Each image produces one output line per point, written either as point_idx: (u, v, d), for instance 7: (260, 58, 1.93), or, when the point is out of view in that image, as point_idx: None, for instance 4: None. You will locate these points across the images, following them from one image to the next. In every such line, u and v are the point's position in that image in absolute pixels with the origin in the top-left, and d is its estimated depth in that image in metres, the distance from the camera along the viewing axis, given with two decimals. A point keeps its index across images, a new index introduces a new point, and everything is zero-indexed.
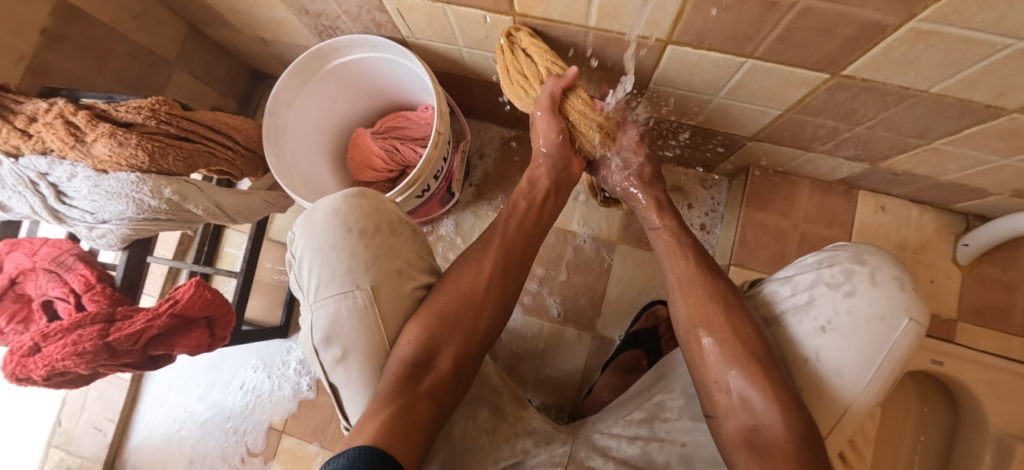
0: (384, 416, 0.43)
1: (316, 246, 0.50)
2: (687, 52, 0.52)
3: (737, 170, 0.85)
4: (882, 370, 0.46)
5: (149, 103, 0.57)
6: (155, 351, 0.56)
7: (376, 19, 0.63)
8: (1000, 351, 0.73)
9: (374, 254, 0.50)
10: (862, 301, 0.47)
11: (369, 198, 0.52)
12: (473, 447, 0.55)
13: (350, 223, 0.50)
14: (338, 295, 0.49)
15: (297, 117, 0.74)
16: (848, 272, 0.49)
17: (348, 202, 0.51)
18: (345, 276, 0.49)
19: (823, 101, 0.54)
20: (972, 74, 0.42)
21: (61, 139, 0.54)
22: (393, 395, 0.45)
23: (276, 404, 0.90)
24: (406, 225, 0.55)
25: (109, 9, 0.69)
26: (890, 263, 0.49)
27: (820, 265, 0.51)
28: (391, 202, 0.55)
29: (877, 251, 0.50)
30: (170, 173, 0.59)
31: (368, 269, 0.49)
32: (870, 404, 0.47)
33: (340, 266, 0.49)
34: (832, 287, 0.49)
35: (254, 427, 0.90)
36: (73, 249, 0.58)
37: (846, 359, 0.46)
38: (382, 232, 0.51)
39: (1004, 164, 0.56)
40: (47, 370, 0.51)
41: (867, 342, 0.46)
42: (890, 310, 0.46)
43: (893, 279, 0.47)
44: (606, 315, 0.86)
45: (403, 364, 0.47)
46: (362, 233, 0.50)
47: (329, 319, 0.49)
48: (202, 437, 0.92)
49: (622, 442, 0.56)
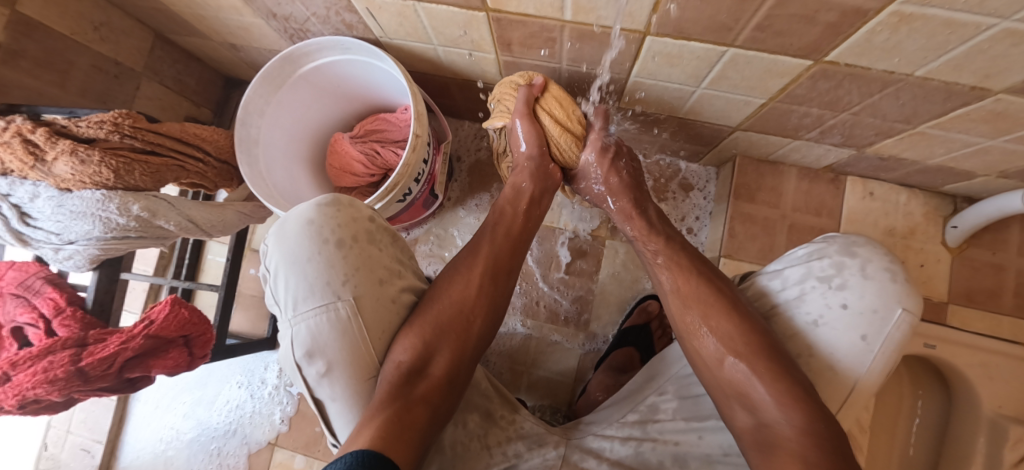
0: (379, 421, 0.42)
1: (291, 259, 0.48)
2: (667, 43, 0.50)
3: (723, 161, 0.84)
4: (876, 364, 0.46)
5: (111, 116, 0.55)
6: (132, 373, 0.54)
7: (346, 21, 0.61)
8: (992, 332, 0.73)
9: (354, 265, 0.48)
10: (854, 295, 0.46)
11: (347, 205, 0.50)
12: (462, 457, 0.54)
13: (327, 235, 0.48)
14: (318, 308, 0.46)
15: (270, 125, 0.71)
16: (838, 265, 0.48)
17: (323, 210, 0.49)
18: (324, 289, 0.47)
19: (807, 90, 0.53)
20: (956, 56, 0.41)
21: (21, 159, 0.52)
22: (388, 400, 0.44)
23: (259, 426, 0.89)
24: (384, 232, 0.53)
25: (68, 20, 0.66)
26: (881, 254, 0.48)
27: (809, 257, 0.50)
28: (368, 208, 0.53)
29: (868, 243, 0.49)
30: (138, 189, 0.57)
31: (349, 279, 0.47)
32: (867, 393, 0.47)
33: (317, 279, 0.47)
34: (823, 281, 0.48)
35: (240, 447, 0.89)
36: (41, 272, 0.56)
37: (837, 354, 0.46)
38: (360, 242, 0.49)
39: (990, 145, 0.55)
40: (18, 399, 0.49)
41: (859, 335, 0.46)
42: (883, 303, 0.45)
43: (884, 270, 0.47)
44: (596, 313, 0.85)
45: (399, 370, 0.47)
46: (339, 245, 0.48)
47: (310, 334, 0.46)
48: (189, 460, 0.91)
49: (615, 443, 0.55)
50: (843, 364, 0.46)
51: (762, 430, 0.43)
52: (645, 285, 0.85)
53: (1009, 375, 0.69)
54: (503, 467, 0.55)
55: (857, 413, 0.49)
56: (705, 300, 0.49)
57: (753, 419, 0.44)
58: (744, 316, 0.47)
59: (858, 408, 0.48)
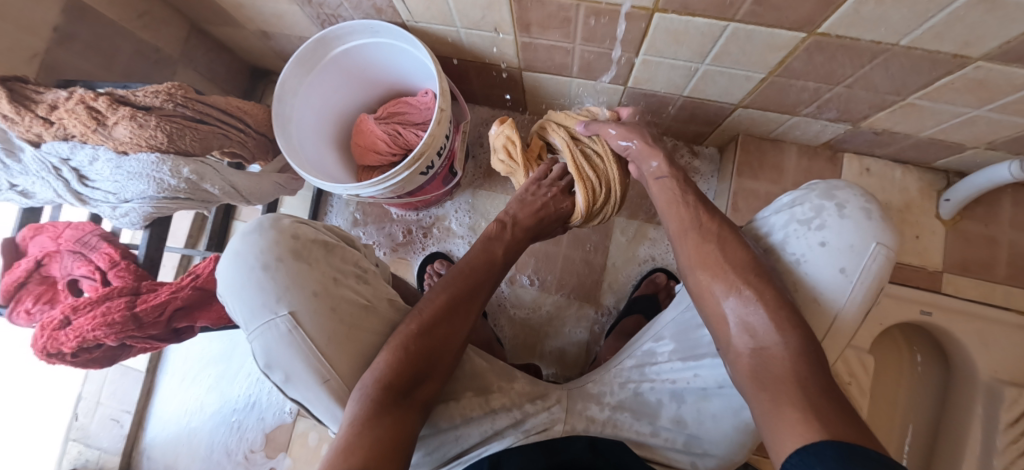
0: (365, 444, 0.40)
1: (227, 285, 0.47)
2: (673, 19, 0.55)
3: (726, 141, 0.89)
4: (854, 294, 0.49)
5: (166, 87, 0.60)
6: (179, 323, 0.59)
7: (376, 5, 0.66)
8: (985, 298, 0.75)
9: (284, 281, 0.47)
10: (832, 234, 0.49)
11: (270, 227, 0.50)
12: (464, 421, 0.56)
13: (252, 258, 0.47)
14: (263, 325, 0.46)
15: (301, 104, 0.77)
16: (817, 208, 0.51)
17: (251, 236, 0.48)
18: (262, 309, 0.46)
19: (804, 63, 0.58)
20: (936, 24, 0.46)
21: (84, 124, 0.56)
22: (370, 420, 0.42)
23: (279, 399, 0.93)
24: (319, 244, 0.52)
25: (116, 7, 0.72)
26: (859, 196, 0.51)
27: (792, 204, 0.54)
28: (296, 223, 0.52)
29: (847, 186, 0.52)
30: (188, 154, 0.62)
31: (282, 296, 0.47)
32: (853, 323, 0.51)
33: (255, 300, 0.47)
34: (803, 224, 0.52)
35: (261, 422, 0.93)
36: (96, 230, 0.61)
37: (818, 287, 0.50)
38: (288, 258, 0.48)
39: (976, 115, 0.60)
40: (78, 342, 0.53)
41: (838, 269, 0.49)
42: (858, 239, 0.49)
43: (860, 210, 0.50)
44: (607, 287, 0.89)
45: (381, 387, 0.44)
46: (265, 266, 0.47)
47: (264, 349, 0.47)
48: (212, 432, 0.95)
49: (615, 387, 0.60)
50: (825, 296, 0.50)
51: (759, 354, 0.42)
52: (653, 260, 0.89)
53: (1002, 340, 0.72)
54: (509, 424, 0.58)
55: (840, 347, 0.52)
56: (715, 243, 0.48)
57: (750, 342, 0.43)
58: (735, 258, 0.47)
59: (840, 343, 0.52)
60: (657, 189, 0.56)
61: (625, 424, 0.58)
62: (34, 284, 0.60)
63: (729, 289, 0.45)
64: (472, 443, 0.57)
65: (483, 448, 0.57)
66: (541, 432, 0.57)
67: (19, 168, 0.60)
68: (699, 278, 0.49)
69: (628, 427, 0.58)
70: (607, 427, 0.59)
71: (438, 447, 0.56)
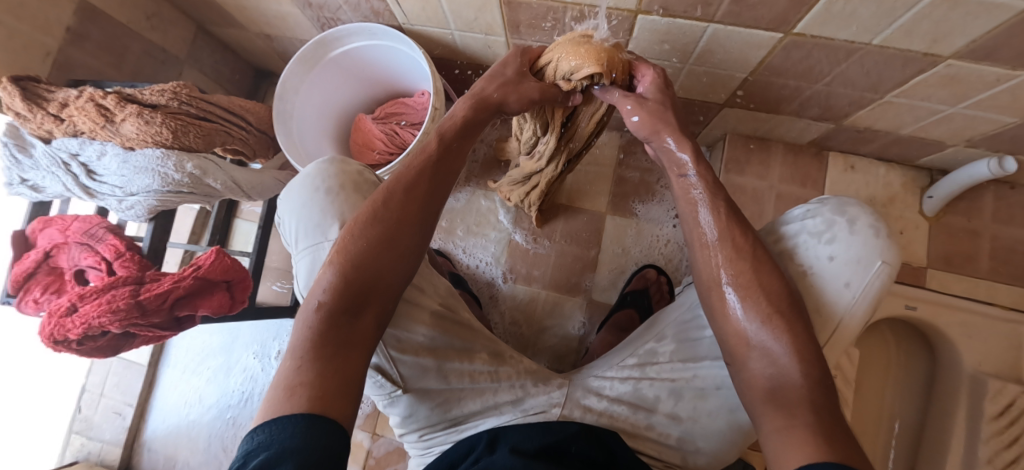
0: (308, 369, 0.38)
1: (290, 206, 0.52)
2: (657, 20, 0.57)
3: (715, 140, 0.91)
4: (856, 307, 0.51)
5: (172, 85, 0.63)
6: (182, 311, 0.61)
7: (375, 8, 0.69)
8: (971, 293, 0.77)
9: (340, 210, 0.50)
10: (841, 248, 0.51)
11: (340, 161, 0.54)
12: (471, 385, 0.59)
13: (318, 183, 0.51)
14: (314, 247, 0.49)
15: (303, 102, 0.80)
16: (829, 222, 0.53)
17: (318, 166, 0.53)
18: (316, 229, 0.50)
19: (782, 61, 0.60)
20: (905, 23, 0.48)
21: (93, 120, 0.59)
22: (314, 346, 0.40)
23: (267, 400, 0.95)
24: (372, 186, 0.54)
25: (126, 9, 0.75)
26: (869, 213, 0.53)
27: (805, 216, 0.55)
28: (359, 164, 0.55)
29: (856, 203, 0.54)
30: (191, 149, 0.65)
31: (338, 219, 0.50)
32: (855, 329, 0.53)
33: (313, 223, 0.50)
34: (815, 236, 0.53)
35: (252, 421, 0.95)
36: (103, 222, 0.63)
37: (824, 297, 0.52)
38: (347, 190, 0.52)
39: (953, 111, 0.62)
40: (84, 329, 0.55)
41: (844, 282, 0.51)
42: (866, 255, 0.51)
43: (870, 227, 0.52)
44: (598, 281, 0.91)
45: (320, 312, 0.41)
46: (328, 192, 0.51)
47: (310, 270, 0.50)
48: (209, 425, 0.97)
49: (615, 382, 0.62)
50: (829, 306, 0.52)
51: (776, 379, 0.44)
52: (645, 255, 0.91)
53: (987, 333, 0.73)
54: (510, 401, 0.60)
55: (841, 350, 0.55)
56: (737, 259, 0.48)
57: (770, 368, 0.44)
58: (767, 284, 0.47)
59: (842, 347, 0.55)
60: (681, 189, 0.54)
61: (621, 416, 0.60)
62: (42, 274, 0.62)
63: (754, 315, 0.46)
64: (472, 410, 0.60)
65: (480, 419, 0.60)
66: (539, 414, 0.59)
67: (30, 163, 0.63)
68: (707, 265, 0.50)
69: (624, 418, 0.60)
70: (603, 418, 0.60)
71: (442, 404, 0.58)
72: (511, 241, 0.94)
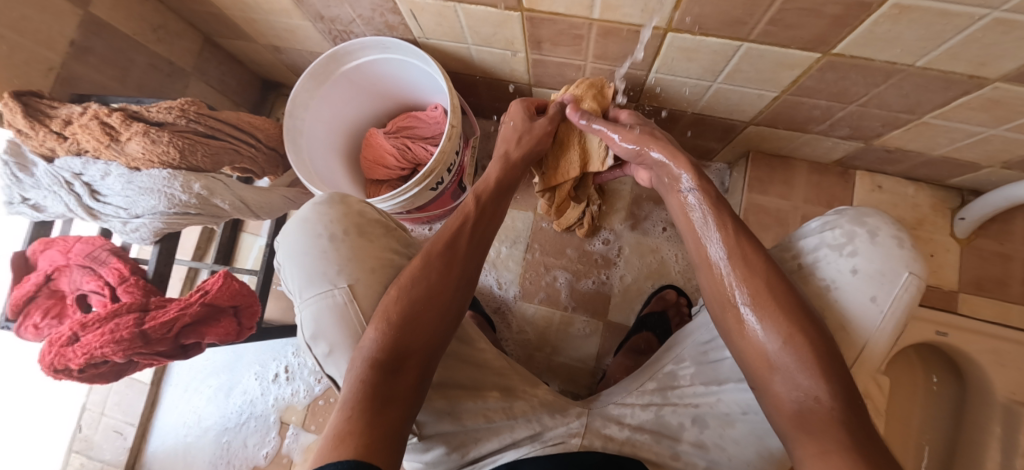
0: (359, 421, 0.37)
1: (291, 252, 0.50)
2: (686, 38, 0.55)
3: (737, 157, 0.88)
4: (885, 324, 0.46)
5: (179, 103, 0.61)
6: (187, 339, 0.58)
7: (389, 22, 0.67)
8: (1002, 319, 0.75)
9: (346, 256, 0.49)
10: (865, 260, 0.47)
11: (340, 202, 0.52)
12: (488, 424, 0.56)
13: (320, 229, 0.50)
14: (318, 295, 0.47)
15: (312, 118, 0.78)
16: (850, 234, 0.48)
17: (317, 209, 0.51)
18: (321, 278, 0.48)
19: (816, 81, 0.58)
20: (952, 46, 0.45)
21: (97, 139, 0.57)
22: (362, 401, 0.39)
23: (260, 429, 0.93)
24: (378, 225, 0.52)
25: (132, 21, 0.73)
26: (890, 222, 0.48)
27: (822, 228, 0.50)
28: (361, 203, 0.53)
29: (877, 212, 0.49)
30: (199, 169, 0.63)
31: (344, 268, 0.48)
32: (886, 345, 0.47)
33: (315, 269, 0.48)
34: (835, 249, 0.48)
35: (244, 450, 0.92)
36: (106, 244, 0.61)
37: (849, 315, 0.46)
38: (351, 234, 0.50)
39: (991, 134, 0.59)
40: (85, 358, 0.53)
41: (869, 297, 0.46)
42: (890, 267, 0.46)
43: (893, 239, 0.47)
44: (615, 302, 0.88)
45: (369, 367, 0.41)
46: (331, 238, 0.49)
47: (314, 319, 0.47)
48: (204, 449, 0.95)
49: (635, 409, 0.58)
50: (855, 324, 0.46)
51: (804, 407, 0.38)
52: (664, 276, 0.88)
53: None
54: (528, 435, 0.57)
55: (867, 377, 0.49)
56: (768, 287, 0.43)
57: (795, 403, 0.39)
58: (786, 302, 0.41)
59: (868, 373, 0.48)
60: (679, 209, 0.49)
61: (644, 445, 0.56)
62: (42, 298, 0.60)
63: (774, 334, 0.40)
64: (490, 449, 0.57)
65: (497, 455, 0.57)
66: (560, 445, 0.56)
67: (31, 182, 0.60)
68: (728, 309, 0.44)
69: (647, 448, 0.56)
70: (625, 447, 0.56)
71: (458, 447, 0.56)
72: (525, 258, 0.92)
